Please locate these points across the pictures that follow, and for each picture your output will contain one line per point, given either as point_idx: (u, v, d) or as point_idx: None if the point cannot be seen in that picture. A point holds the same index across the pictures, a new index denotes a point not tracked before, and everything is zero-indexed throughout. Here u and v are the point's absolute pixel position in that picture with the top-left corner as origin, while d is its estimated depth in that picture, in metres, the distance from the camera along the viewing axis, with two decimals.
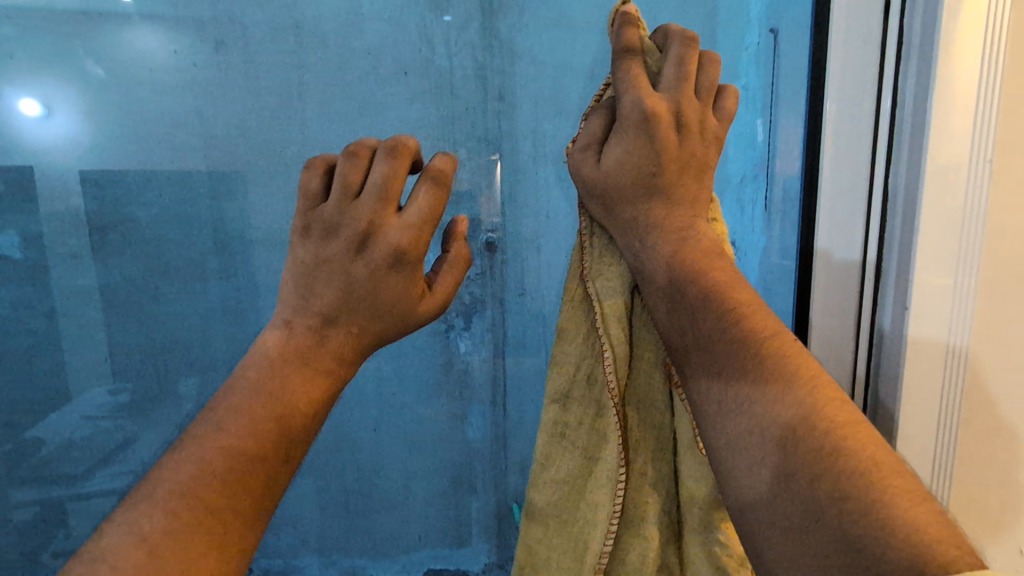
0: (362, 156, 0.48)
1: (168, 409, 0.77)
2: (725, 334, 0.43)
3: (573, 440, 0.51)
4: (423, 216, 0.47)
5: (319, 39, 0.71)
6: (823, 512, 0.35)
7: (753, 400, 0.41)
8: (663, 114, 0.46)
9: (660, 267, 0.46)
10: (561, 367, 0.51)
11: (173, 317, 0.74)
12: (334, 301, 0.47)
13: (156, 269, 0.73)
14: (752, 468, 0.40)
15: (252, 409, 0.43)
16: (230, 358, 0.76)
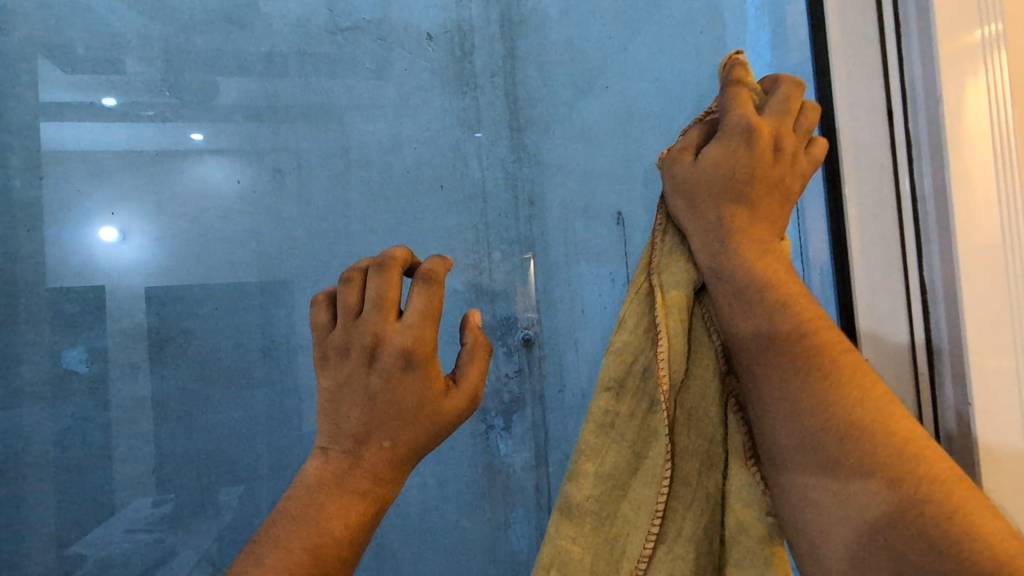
0: (355, 275, 0.40)
1: (209, 519, 0.76)
2: (830, 373, 0.29)
3: (631, 399, 0.35)
4: (423, 313, 0.38)
5: (364, 160, 0.78)
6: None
7: (866, 456, 0.27)
8: (767, 134, 0.32)
9: (754, 270, 0.31)
10: (619, 355, 0.36)
11: (220, 424, 0.76)
12: (359, 422, 0.38)
13: (207, 378, 0.76)
14: (839, 548, 0.26)
15: (289, 543, 0.35)
16: (272, 465, 0.76)
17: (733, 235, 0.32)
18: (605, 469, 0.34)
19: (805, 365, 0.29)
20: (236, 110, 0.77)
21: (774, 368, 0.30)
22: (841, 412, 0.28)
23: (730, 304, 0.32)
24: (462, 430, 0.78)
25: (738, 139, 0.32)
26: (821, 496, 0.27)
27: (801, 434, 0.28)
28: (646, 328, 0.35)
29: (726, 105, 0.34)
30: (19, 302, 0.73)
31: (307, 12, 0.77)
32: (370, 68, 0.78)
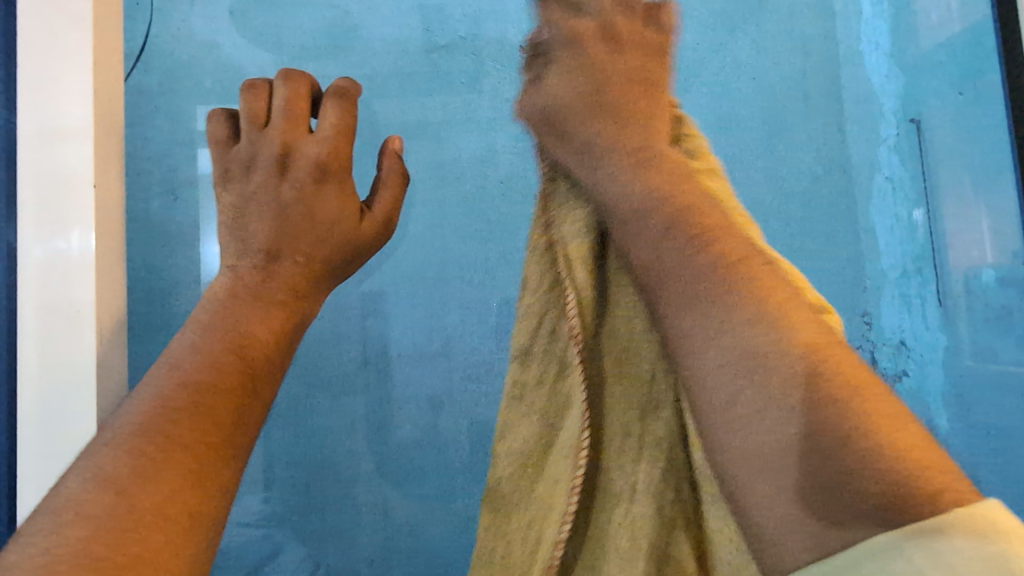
0: (261, 89, 0.41)
1: (314, 536, 0.70)
2: (691, 260, 0.28)
3: (542, 363, 0.35)
4: (337, 128, 0.40)
5: (458, 170, 0.77)
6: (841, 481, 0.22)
7: (742, 304, 0.27)
8: (590, 38, 0.35)
9: (645, 179, 0.31)
10: (526, 315, 0.35)
11: (322, 432, 0.71)
12: (268, 232, 0.37)
13: (314, 385, 0.71)
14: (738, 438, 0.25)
15: (204, 343, 0.33)
16: (372, 474, 0.71)
17: (603, 161, 0.32)
18: (535, 428, 0.35)
19: (682, 242, 0.29)
20: None
21: (648, 253, 0.30)
22: (719, 271, 0.28)
23: (625, 217, 0.31)
24: None
25: (575, 58, 0.35)
26: (730, 371, 0.26)
27: (698, 322, 0.27)
28: (551, 287, 0.35)
29: (549, 69, 0.36)
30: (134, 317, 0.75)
31: (405, 34, 0.79)
32: (463, 83, 0.79)
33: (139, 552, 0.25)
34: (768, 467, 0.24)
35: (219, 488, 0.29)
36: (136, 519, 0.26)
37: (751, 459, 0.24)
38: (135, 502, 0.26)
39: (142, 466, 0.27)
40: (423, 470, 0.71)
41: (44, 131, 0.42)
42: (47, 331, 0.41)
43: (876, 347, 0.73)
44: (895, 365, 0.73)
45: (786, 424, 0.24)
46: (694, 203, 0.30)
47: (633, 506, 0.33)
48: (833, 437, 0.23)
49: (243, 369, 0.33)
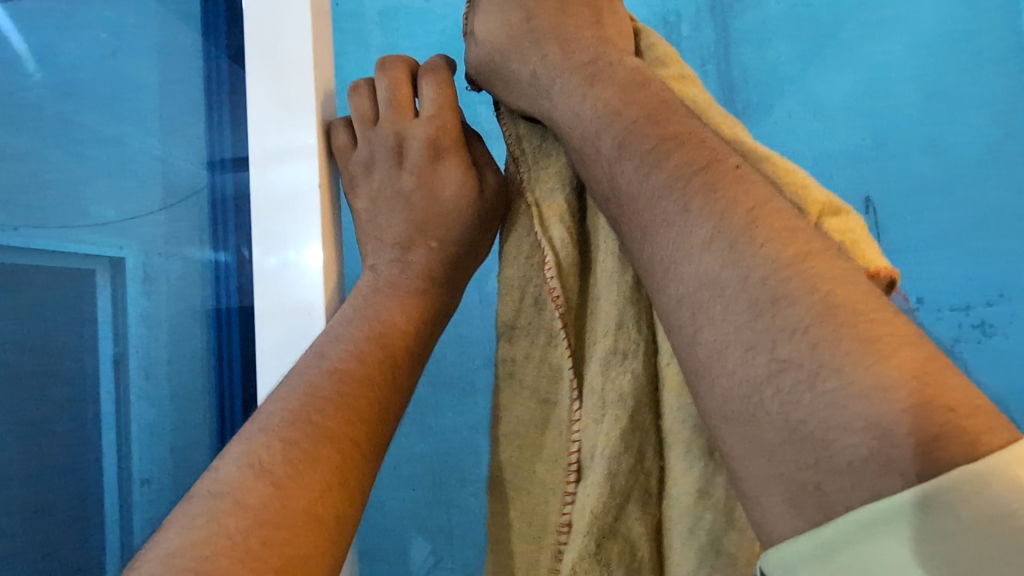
0: (365, 88, 0.45)
1: (441, 534, 0.72)
2: (648, 178, 0.28)
3: (529, 337, 0.35)
4: (439, 102, 0.42)
5: None
6: (829, 403, 0.22)
7: (701, 214, 0.26)
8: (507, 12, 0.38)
9: (597, 95, 0.32)
10: (507, 291, 0.35)
11: (447, 432, 0.73)
12: (402, 225, 0.42)
13: (440, 386, 0.74)
14: (724, 381, 0.24)
15: (351, 335, 0.37)
16: (494, 473, 0.72)
17: (555, 96, 0.33)
18: (531, 409, 0.35)
19: (638, 158, 0.29)
20: None
21: (605, 182, 0.30)
22: (683, 184, 0.27)
23: (581, 141, 0.32)
24: None
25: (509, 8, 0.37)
26: (689, 285, 0.26)
27: (659, 250, 0.27)
28: (531, 253, 0.35)
29: (476, 27, 0.39)
30: None
31: None
32: None
33: (291, 552, 0.27)
34: (754, 410, 0.23)
35: (358, 485, 0.32)
36: (292, 513, 0.28)
37: (735, 405, 0.24)
38: (289, 498, 0.29)
39: (293, 456, 0.30)
40: None
41: (274, 159, 0.44)
42: (280, 336, 0.44)
43: None
44: None
45: (759, 357, 0.23)
46: (657, 112, 0.30)
47: (593, 477, 0.31)
48: (816, 365, 0.22)
49: (383, 364, 0.36)
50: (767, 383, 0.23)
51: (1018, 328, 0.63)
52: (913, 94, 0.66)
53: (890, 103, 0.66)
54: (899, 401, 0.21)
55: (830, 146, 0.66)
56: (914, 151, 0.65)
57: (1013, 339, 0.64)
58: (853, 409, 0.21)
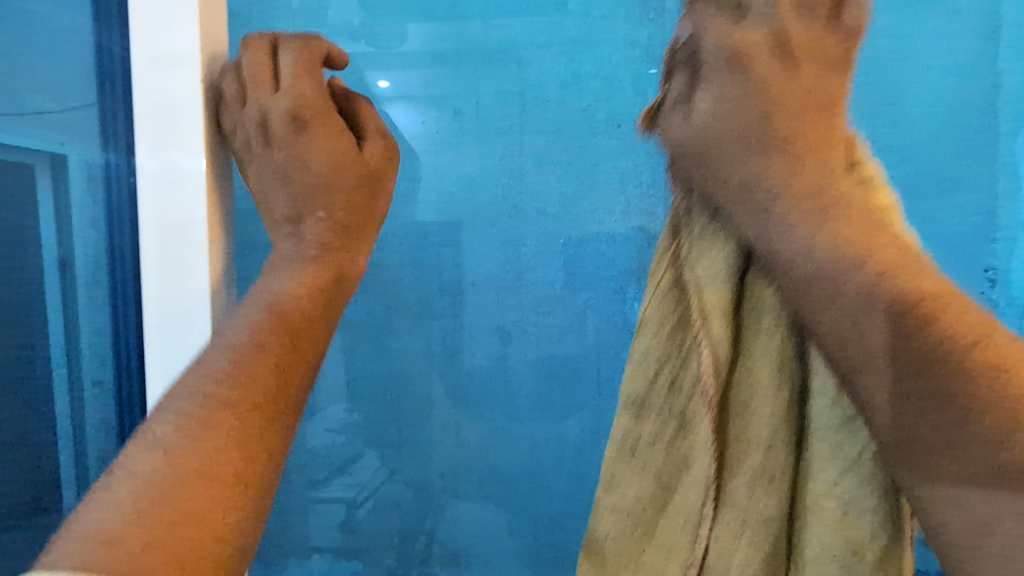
0: (228, 68, 0.45)
1: (393, 450, 0.75)
2: (874, 294, 0.32)
3: (658, 418, 0.39)
4: (296, 73, 0.44)
5: (540, 93, 0.70)
6: (951, 452, 0.29)
7: (908, 331, 0.31)
8: (727, 104, 0.37)
9: (767, 175, 0.36)
10: (643, 362, 0.40)
11: (401, 352, 0.74)
12: (286, 196, 0.43)
13: (393, 308, 0.74)
14: (925, 464, 0.30)
15: (248, 312, 0.40)
16: (444, 394, 0.74)
17: (762, 179, 0.36)
18: (649, 473, 0.39)
19: (847, 278, 0.33)
20: (422, 57, 0.71)
21: (811, 291, 0.34)
22: (858, 278, 0.33)
23: (779, 238, 0.35)
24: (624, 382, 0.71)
25: (733, 83, 0.37)
26: (904, 398, 0.31)
27: (887, 370, 0.32)
28: (671, 332, 0.39)
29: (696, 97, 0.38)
30: None
31: None
32: None
33: (190, 513, 0.32)
34: (977, 480, 0.28)
35: (265, 449, 0.36)
36: (187, 478, 0.32)
37: (958, 487, 0.29)
38: (182, 464, 0.33)
39: (191, 432, 0.34)
40: (491, 391, 0.73)
41: (155, 63, 0.43)
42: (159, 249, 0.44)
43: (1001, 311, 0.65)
44: None
45: (964, 457, 0.29)
46: (829, 203, 0.35)
47: (749, 505, 0.37)
48: (990, 434, 0.28)
49: (282, 334, 0.39)
50: (913, 419, 0.31)
51: None
52: (879, 48, 0.64)
53: (864, 58, 0.65)
54: None
55: None
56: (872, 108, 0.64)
57: None
58: (1010, 447, 0.28)
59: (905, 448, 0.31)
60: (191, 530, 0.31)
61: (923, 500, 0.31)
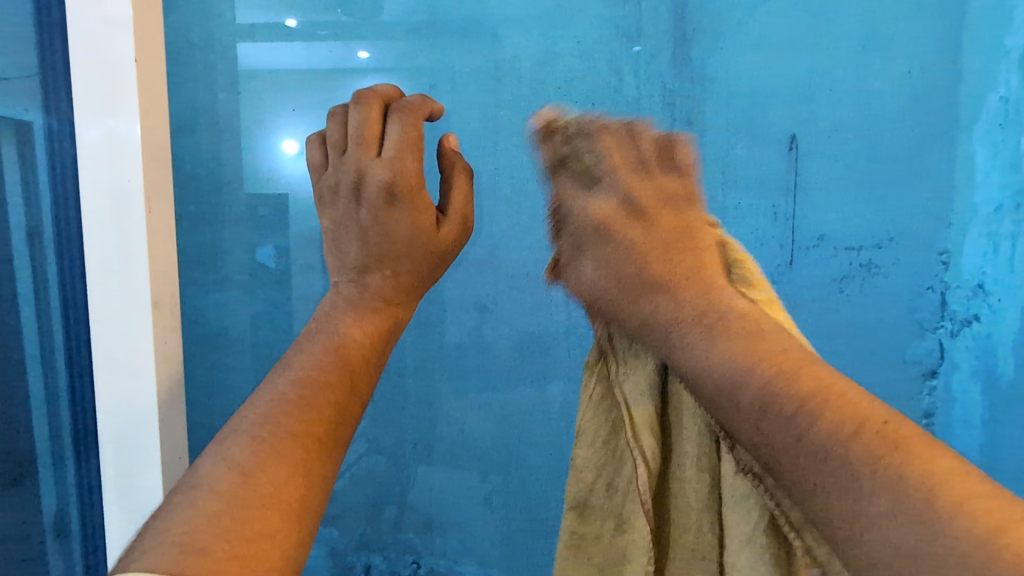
0: (342, 114, 0.45)
1: (373, 421, 0.77)
2: (765, 378, 0.30)
3: (601, 517, 0.39)
4: (401, 146, 0.42)
5: (514, 68, 0.69)
6: (862, 505, 0.25)
7: (796, 406, 0.28)
8: (615, 218, 0.40)
9: (627, 264, 0.39)
10: (580, 473, 0.40)
11: None
12: (358, 251, 0.43)
13: None
14: (852, 544, 0.25)
15: (313, 350, 0.39)
16: (418, 367, 0.76)
17: (654, 309, 0.36)
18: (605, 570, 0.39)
19: (716, 345, 0.32)
20: (396, 30, 0.70)
21: (688, 357, 0.33)
22: (754, 367, 0.30)
23: (665, 344, 0.35)
24: None
25: (606, 239, 0.40)
26: (812, 491, 0.26)
27: (775, 455, 0.28)
28: (607, 439, 0.40)
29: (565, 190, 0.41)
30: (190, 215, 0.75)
31: None
32: None
33: (261, 530, 0.30)
34: (901, 569, 0.23)
35: (324, 476, 0.35)
36: (259, 498, 0.31)
37: (868, 566, 0.24)
38: (258, 484, 0.32)
39: (259, 449, 0.33)
40: (464, 362, 0.75)
41: None
42: None
43: (949, 289, 0.68)
44: (968, 308, 0.69)
45: (857, 514, 0.25)
46: (698, 281, 0.36)
47: None
48: (896, 501, 0.24)
49: (341, 367, 0.38)
50: (812, 497, 0.27)
51: (901, 269, 0.68)
52: (850, 39, 0.66)
53: (833, 43, 0.66)
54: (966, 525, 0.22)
55: (768, 81, 0.67)
56: (840, 96, 0.67)
57: (896, 276, 0.69)
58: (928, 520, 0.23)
59: (805, 500, 0.27)
60: (264, 545, 0.30)
61: (851, 556, 0.25)
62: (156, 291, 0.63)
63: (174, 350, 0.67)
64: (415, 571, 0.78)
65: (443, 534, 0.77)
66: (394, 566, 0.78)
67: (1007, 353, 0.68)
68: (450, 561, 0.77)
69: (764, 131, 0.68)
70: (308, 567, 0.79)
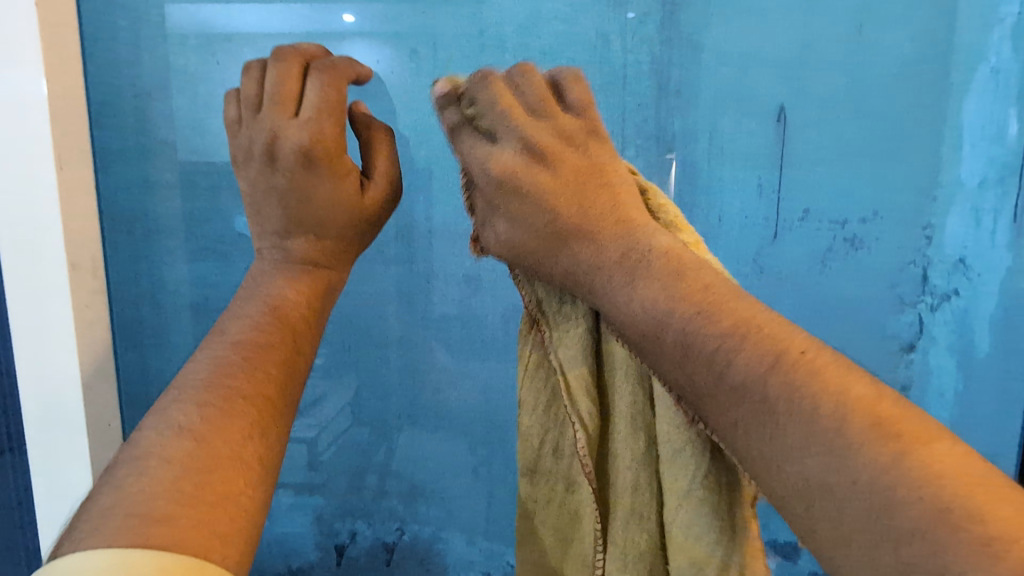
0: (257, 69, 0.42)
1: (356, 391, 0.77)
2: (679, 321, 0.32)
3: (550, 479, 0.44)
4: (321, 107, 0.40)
5: (500, 33, 0.67)
6: (778, 441, 0.28)
7: (710, 327, 0.31)
8: (521, 168, 0.38)
9: (529, 208, 0.38)
10: (528, 438, 0.43)
11: (362, 299, 0.75)
12: (279, 215, 0.42)
13: None
14: (784, 485, 0.28)
15: (246, 313, 0.39)
16: (401, 338, 0.76)
17: (580, 246, 0.37)
18: (558, 522, 0.44)
19: (647, 293, 0.34)
20: None
21: (620, 297, 0.35)
22: (675, 311, 0.32)
23: (605, 295, 0.36)
24: None
25: (509, 180, 0.38)
26: (760, 447, 0.29)
27: (699, 395, 0.31)
28: (546, 405, 0.43)
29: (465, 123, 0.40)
30: (164, 185, 0.72)
31: None
32: None
33: (223, 491, 0.31)
34: (823, 501, 0.27)
35: (277, 434, 0.36)
36: (217, 460, 0.31)
37: (801, 500, 0.27)
38: (212, 447, 0.32)
39: (208, 413, 0.33)
40: (448, 333, 0.75)
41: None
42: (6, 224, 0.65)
43: (930, 264, 0.69)
44: (948, 283, 0.69)
45: (823, 459, 0.27)
46: (629, 236, 0.36)
47: (619, 546, 0.40)
48: (809, 429, 0.27)
49: (281, 327, 0.39)
50: (743, 435, 0.30)
51: (883, 244, 0.69)
52: (843, 7, 0.65)
53: (826, 10, 0.65)
54: (877, 461, 0.26)
55: (758, 50, 0.66)
56: (828, 67, 0.66)
57: (879, 250, 0.69)
58: (840, 459, 0.26)
59: (743, 440, 0.30)
60: (226, 508, 0.30)
61: (767, 475, 0.29)
62: (72, 254, 0.68)
63: (98, 315, 0.72)
64: (399, 536, 0.79)
65: (428, 501, 0.78)
66: (379, 533, 0.80)
67: (982, 328, 0.70)
68: (436, 527, 0.79)
69: (754, 102, 0.67)
70: (293, 534, 0.80)
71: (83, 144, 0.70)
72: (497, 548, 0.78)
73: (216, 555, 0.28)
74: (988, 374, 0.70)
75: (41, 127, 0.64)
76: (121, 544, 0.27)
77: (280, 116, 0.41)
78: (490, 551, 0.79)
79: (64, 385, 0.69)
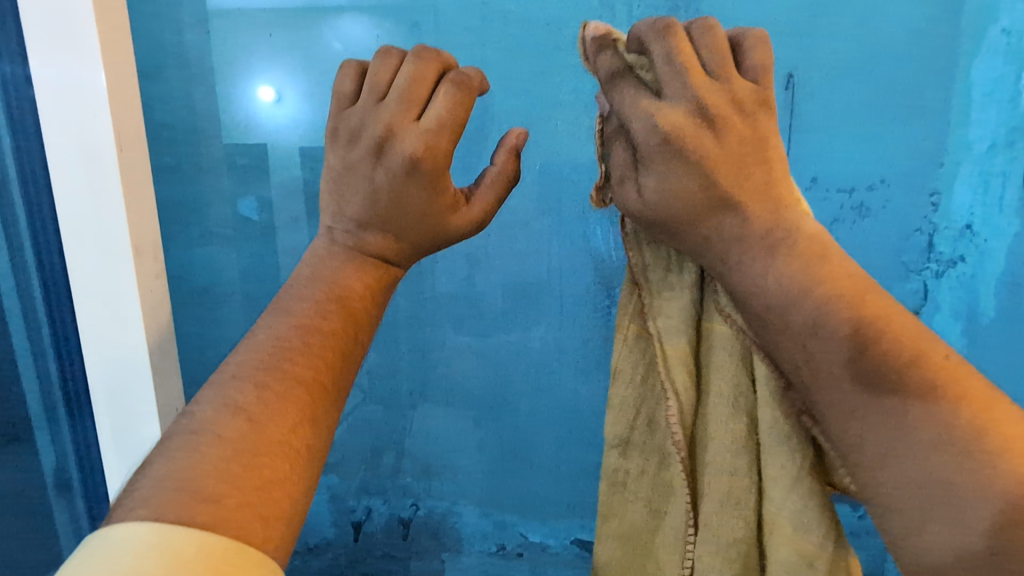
0: (395, 56, 0.41)
1: (376, 369, 0.77)
2: (811, 314, 0.35)
3: (641, 455, 0.46)
4: (443, 122, 0.38)
5: (502, 3, 0.66)
6: (899, 434, 0.32)
7: (825, 304, 0.35)
8: (687, 127, 0.37)
9: (679, 185, 0.38)
10: (621, 409, 0.46)
11: None
12: (363, 208, 0.40)
13: None
14: (873, 460, 0.33)
15: (310, 295, 0.38)
16: (409, 316, 0.76)
17: (738, 255, 0.38)
18: (639, 506, 0.46)
19: (769, 275, 0.37)
20: None
21: (750, 290, 0.38)
22: (807, 295, 0.36)
23: (736, 277, 0.38)
24: (585, 303, 0.73)
25: (670, 155, 0.37)
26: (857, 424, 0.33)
27: (822, 384, 0.35)
28: (642, 377, 0.46)
29: (628, 92, 0.39)
30: (168, 168, 0.72)
31: None
32: None
33: (269, 475, 0.31)
34: (918, 491, 0.31)
35: (327, 421, 0.35)
36: (266, 444, 0.32)
37: (899, 483, 0.32)
38: (264, 430, 0.32)
39: (263, 395, 0.33)
40: (457, 311, 0.75)
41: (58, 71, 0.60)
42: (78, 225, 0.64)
43: (936, 230, 0.69)
44: (954, 249, 0.69)
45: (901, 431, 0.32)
46: (767, 220, 0.38)
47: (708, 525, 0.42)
48: (918, 406, 0.32)
49: (343, 316, 0.38)
50: (853, 424, 0.34)
51: (891, 211, 0.69)
52: None
53: None
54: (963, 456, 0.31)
55: (764, 16, 0.65)
56: (837, 32, 0.65)
57: (886, 217, 0.69)
58: (920, 442, 0.31)
59: (859, 422, 0.33)
60: (272, 493, 0.31)
61: (877, 469, 0.33)
62: (135, 236, 0.66)
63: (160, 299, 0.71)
64: (414, 512, 0.81)
65: (441, 476, 0.79)
66: (394, 509, 0.81)
67: (987, 290, 0.69)
68: (451, 500, 0.80)
69: None
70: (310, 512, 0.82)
71: (137, 121, 0.66)
72: (509, 519, 0.79)
73: (255, 537, 0.29)
74: (994, 338, 0.70)
75: (100, 105, 0.61)
76: (168, 520, 0.28)
77: (402, 118, 0.39)
78: (501, 522, 0.80)
79: (131, 369, 0.68)
